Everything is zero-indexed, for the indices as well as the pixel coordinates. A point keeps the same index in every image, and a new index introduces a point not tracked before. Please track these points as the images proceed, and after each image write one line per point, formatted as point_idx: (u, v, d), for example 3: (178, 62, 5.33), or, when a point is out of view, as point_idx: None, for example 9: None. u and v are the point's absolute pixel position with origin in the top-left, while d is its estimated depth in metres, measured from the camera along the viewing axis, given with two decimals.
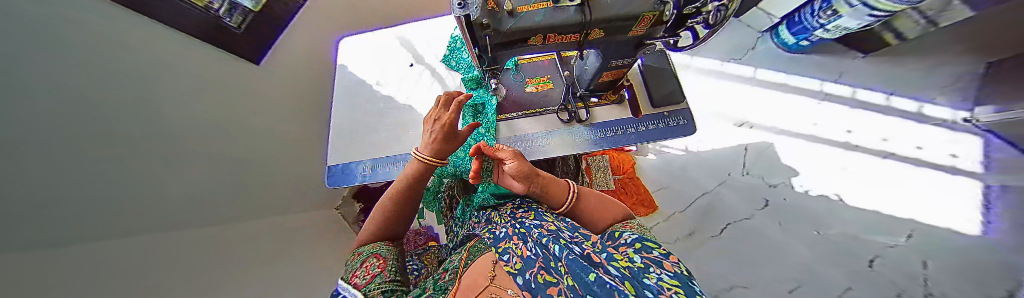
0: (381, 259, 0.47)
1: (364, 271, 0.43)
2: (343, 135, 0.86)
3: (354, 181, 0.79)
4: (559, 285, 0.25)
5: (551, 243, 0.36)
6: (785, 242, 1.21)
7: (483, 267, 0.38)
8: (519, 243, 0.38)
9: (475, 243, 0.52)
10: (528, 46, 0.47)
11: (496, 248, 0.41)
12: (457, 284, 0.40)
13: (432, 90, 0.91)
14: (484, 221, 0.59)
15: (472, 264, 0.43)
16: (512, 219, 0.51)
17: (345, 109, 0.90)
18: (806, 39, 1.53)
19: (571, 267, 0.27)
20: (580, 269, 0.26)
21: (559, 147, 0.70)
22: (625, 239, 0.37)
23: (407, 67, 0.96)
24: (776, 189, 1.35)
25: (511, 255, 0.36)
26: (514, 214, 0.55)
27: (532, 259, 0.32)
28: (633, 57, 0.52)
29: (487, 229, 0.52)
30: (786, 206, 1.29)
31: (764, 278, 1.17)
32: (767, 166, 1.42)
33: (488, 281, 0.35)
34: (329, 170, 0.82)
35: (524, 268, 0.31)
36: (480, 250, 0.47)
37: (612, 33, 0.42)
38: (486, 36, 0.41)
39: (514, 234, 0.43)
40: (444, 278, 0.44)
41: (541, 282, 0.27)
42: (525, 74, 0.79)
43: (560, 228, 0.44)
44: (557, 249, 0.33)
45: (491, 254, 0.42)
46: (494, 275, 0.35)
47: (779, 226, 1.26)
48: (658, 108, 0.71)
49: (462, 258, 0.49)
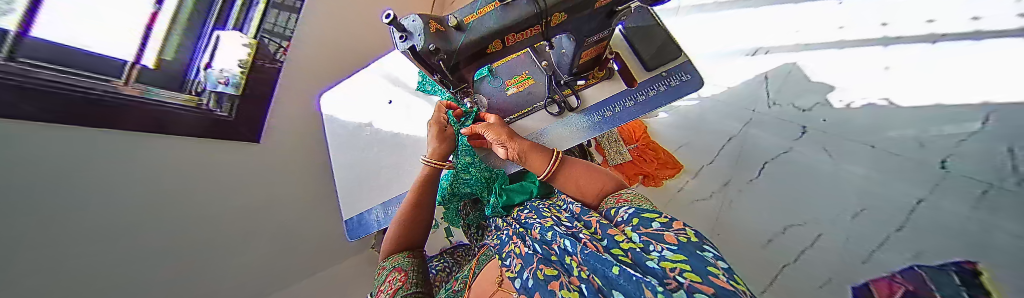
0: (403, 272, 0.55)
1: (389, 285, 0.52)
2: (349, 187, 0.88)
3: (371, 229, 0.82)
4: (562, 280, 0.25)
5: (550, 237, 0.35)
6: (834, 169, 1.09)
7: (489, 276, 0.40)
8: (519, 242, 0.38)
9: (485, 252, 0.52)
10: (490, 56, 0.50)
11: (500, 254, 0.41)
12: (468, 292, 0.44)
13: (418, 119, 0.89)
14: (493, 228, 0.58)
15: (481, 272, 0.45)
16: (515, 220, 0.50)
17: (344, 163, 0.92)
18: None
19: (585, 262, 0.27)
20: (593, 260, 0.26)
21: (558, 141, 0.67)
22: (620, 218, 0.34)
23: (387, 105, 0.95)
24: (810, 113, 1.20)
25: (512, 257, 0.36)
26: (517, 215, 0.52)
27: (530, 257, 0.33)
28: (611, 28, 0.47)
29: (494, 235, 0.51)
30: (828, 128, 1.14)
31: (814, 211, 1.11)
32: (795, 89, 1.26)
33: (495, 288, 0.37)
34: (347, 223, 0.87)
35: (523, 268, 0.31)
36: (487, 258, 0.48)
37: (574, 13, 0.40)
38: (440, 60, 0.47)
39: (514, 234, 0.42)
40: (455, 288, 0.50)
41: (539, 279, 0.27)
42: (502, 77, 0.76)
43: (564, 219, 0.42)
44: (560, 242, 0.33)
45: (496, 260, 0.43)
46: (501, 281, 0.37)
47: (827, 152, 1.13)
48: (652, 70, 0.65)
49: (473, 266, 0.50)
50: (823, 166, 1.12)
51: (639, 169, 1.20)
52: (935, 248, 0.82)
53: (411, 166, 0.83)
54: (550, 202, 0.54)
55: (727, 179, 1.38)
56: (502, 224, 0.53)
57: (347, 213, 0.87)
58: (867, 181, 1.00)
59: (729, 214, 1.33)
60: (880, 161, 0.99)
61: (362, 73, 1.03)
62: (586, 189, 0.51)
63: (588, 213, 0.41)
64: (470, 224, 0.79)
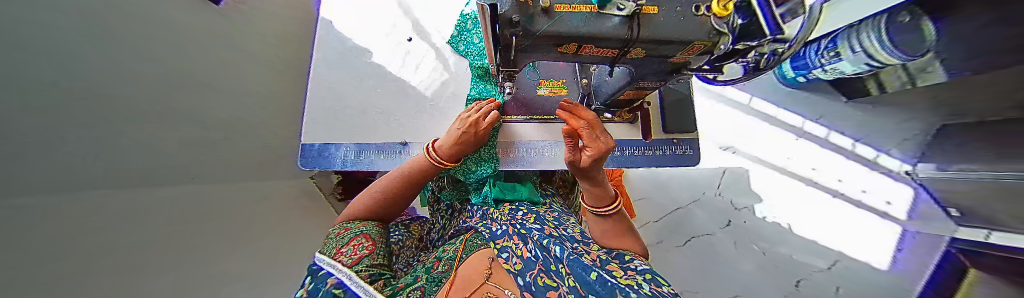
0: (371, 240, 0.39)
1: (352, 249, 0.35)
2: (324, 110, 0.76)
3: (334, 165, 0.72)
4: (558, 290, 0.25)
5: (552, 243, 0.34)
6: (737, 261, 1.36)
7: (474, 265, 0.38)
8: (519, 242, 0.37)
9: (472, 237, 0.49)
10: (556, 53, 0.38)
11: (494, 245, 0.40)
12: (453, 277, 0.37)
13: (433, 73, 0.82)
14: (479, 215, 0.53)
15: (465, 258, 0.41)
16: (513, 217, 0.46)
17: (325, 80, 0.78)
18: (805, 76, 1.48)
19: (572, 268, 0.27)
20: (582, 268, 0.26)
21: (563, 159, 0.68)
22: (631, 266, 0.32)
23: (405, 43, 0.85)
24: (740, 212, 1.48)
25: (510, 253, 0.36)
26: (513, 213, 0.48)
27: (532, 260, 0.32)
28: (665, 80, 0.46)
29: (483, 223, 0.49)
30: (746, 227, 1.43)
31: (712, 286, 1.33)
32: (740, 190, 1.53)
33: (484, 279, 0.34)
34: (302, 149, 0.72)
35: (524, 270, 0.31)
36: (476, 245, 0.45)
37: (653, 55, 0.36)
38: (513, 36, 0.32)
39: (514, 232, 0.40)
40: (438, 269, 0.41)
41: (540, 286, 0.27)
42: (540, 74, 0.73)
43: (563, 234, 0.39)
44: (557, 250, 0.32)
45: (488, 251, 0.41)
46: (490, 273, 0.35)
47: (735, 245, 1.40)
48: (669, 133, 0.70)
49: (456, 250, 0.46)
50: (728, 255, 1.39)
51: None
52: None
53: (405, 118, 0.76)
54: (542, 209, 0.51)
55: (661, 239, 1.49)
56: (492, 215, 0.50)
57: (308, 136, 0.73)
58: (757, 278, 1.31)
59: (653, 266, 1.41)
60: (765, 265, 1.33)
61: None
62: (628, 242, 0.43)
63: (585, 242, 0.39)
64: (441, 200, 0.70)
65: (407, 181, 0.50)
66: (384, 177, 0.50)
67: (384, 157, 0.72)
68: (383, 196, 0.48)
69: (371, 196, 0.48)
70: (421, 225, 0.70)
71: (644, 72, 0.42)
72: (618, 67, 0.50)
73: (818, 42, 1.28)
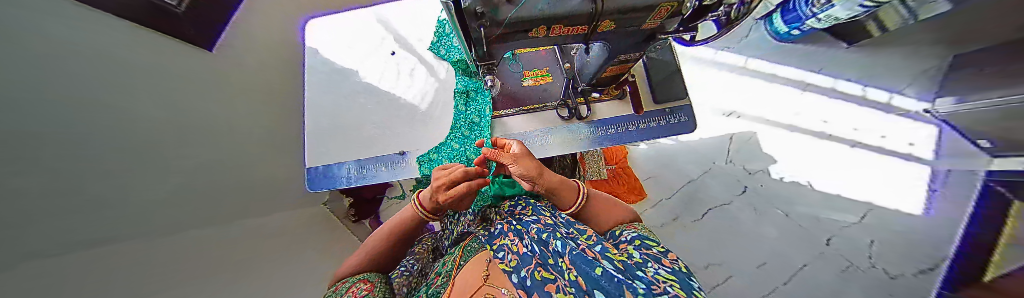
0: None
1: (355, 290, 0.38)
2: (321, 134, 0.78)
3: (340, 184, 0.74)
4: (557, 282, 0.25)
5: (551, 238, 0.34)
6: (759, 227, 1.35)
7: (474, 270, 0.38)
8: (515, 239, 0.37)
9: (471, 241, 0.49)
10: (529, 39, 0.39)
11: (491, 246, 0.40)
12: (450, 287, 0.38)
13: (420, 81, 0.84)
14: (476, 218, 0.54)
15: (466, 262, 0.42)
16: (510, 214, 0.47)
17: (320, 104, 0.81)
18: (798, 29, 1.46)
19: (576, 263, 0.26)
20: (584, 262, 0.25)
21: (557, 146, 0.68)
22: (624, 238, 0.34)
23: (389, 56, 0.87)
24: (754, 176, 1.45)
25: (506, 251, 0.36)
26: (511, 211, 0.49)
27: (528, 255, 0.32)
28: (642, 50, 0.46)
29: (483, 225, 0.49)
30: (763, 191, 1.41)
31: (734, 256, 1.32)
32: (749, 154, 1.50)
33: (482, 282, 0.35)
34: (308, 172, 0.75)
35: (520, 266, 0.31)
36: (475, 248, 0.45)
37: (622, 25, 0.36)
38: (482, 27, 0.34)
39: (510, 230, 0.41)
40: (437, 284, 0.42)
41: (537, 279, 0.27)
42: (524, 65, 0.74)
43: (558, 222, 0.41)
44: (557, 244, 0.31)
45: (486, 252, 0.41)
46: (488, 274, 0.36)
47: (754, 210, 1.39)
48: (659, 104, 0.70)
49: (456, 258, 0.46)
50: (748, 222, 1.36)
51: (610, 188, 1.26)
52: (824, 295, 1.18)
53: (401, 128, 0.78)
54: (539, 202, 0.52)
55: (677, 215, 1.45)
56: (490, 215, 0.51)
57: (312, 160, 0.76)
58: (781, 240, 1.30)
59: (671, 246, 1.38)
60: (787, 226, 1.32)
61: (367, 12, 0.93)
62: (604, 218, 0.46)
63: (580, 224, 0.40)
64: None
65: (400, 225, 0.53)
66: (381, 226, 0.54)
67: (385, 169, 0.74)
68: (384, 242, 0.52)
69: (374, 244, 0.52)
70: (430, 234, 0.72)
71: (616, 44, 0.42)
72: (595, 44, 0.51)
73: None
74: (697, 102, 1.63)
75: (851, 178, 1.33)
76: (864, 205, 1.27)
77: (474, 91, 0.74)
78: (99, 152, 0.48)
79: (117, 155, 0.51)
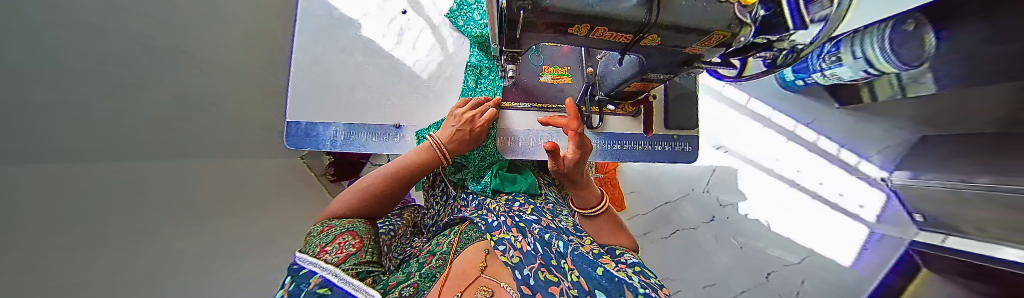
0: (357, 237, 0.37)
1: (336, 247, 0.33)
2: (310, 86, 0.71)
3: (323, 146, 0.69)
4: (562, 283, 0.25)
5: (554, 239, 0.33)
6: (715, 252, 1.47)
7: (471, 258, 0.38)
8: (518, 235, 0.37)
9: (467, 229, 0.48)
10: (566, 35, 0.37)
11: (490, 237, 0.39)
12: (448, 270, 0.38)
13: (428, 51, 0.77)
14: (473, 206, 0.52)
15: (459, 251, 0.42)
16: (510, 209, 0.46)
17: (311, 54, 0.73)
18: (803, 80, 1.49)
19: (577, 263, 0.26)
20: (587, 264, 0.25)
21: (561, 151, 0.69)
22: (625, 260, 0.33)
23: (398, 16, 0.79)
24: (724, 209, 1.55)
25: (507, 246, 0.36)
26: (512, 205, 0.48)
27: (532, 254, 0.32)
28: (674, 74, 0.46)
29: (479, 214, 0.47)
30: (728, 223, 1.53)
31: (688, 275, 1.43)
32: (726, 187, 1.59)
33: (478, 272, 0.35)
34: (288, 127, 0.69)
35: (522, 264, 0.31)
36: (472, 238, 0.44)
37: (669, 41, 0.34)
38: (522, 10, 0.30)
39: (512, 225, 0.40)
40: (431, 265, 0.41)
41: (541, 280, 0.27)
42: (546, 60, 0.71)
43: (560, 225, 0.40)
44: (560, 244, 0.31)
45: (484, 243, 0.41)
46: (485, 266, 0.36)
47: (715, 238, 1.50)
48: (669, 129, 0.71)
49: (450, 243, 0.45)
50: (708, 247, 1.49)
51: None
52: None
53: (398, 99, 0.73)
54: (542, 202, 0.53)
55: (647, 230, 1.53)
56: (488, 206, 0.49)
57: (293, 114, 0.69)
58: (732, 269, 1.43)
59: None
60: (741, 257, 1.45)
61: None
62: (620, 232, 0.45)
63: (580, 234, 0.39)
64: (437, 185, 0.69)
65: (401, 182, 0.48)
66: (379, 172, 0.47)
67: (376, 141, 0.69)
68: (372, 193, 0.45)
69: (356, 193, 0.44)
70: (412, 213, 0.70)
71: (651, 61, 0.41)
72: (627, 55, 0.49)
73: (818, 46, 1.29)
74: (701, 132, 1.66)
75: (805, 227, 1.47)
76: (805, 251, 1.42)
77: (487, 69, 0.71)
78: (94, 71, 0.43)
79: (111, 75, 0.47)
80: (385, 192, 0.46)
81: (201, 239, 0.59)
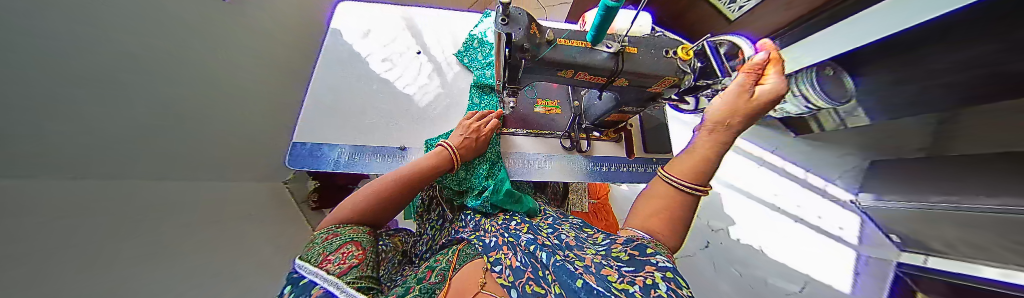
0: (360, 248, 0.37)
1: (339, 257, 0.33)
2: (320, 111, 0.75)
3: (325, 166, 0.69)
4: (548, 295, 0.26)
5: (539, 250, 0.37)
6: (716, 281, 1.46)
7: (471, 273, 0.37)
8: (510, 253, 0.38)
9: (463, 247, 0.48)
10: (557, 77, 0.48)
11: (486, 256, 0.40)
12: (447, 286, 0.36)
13: (436, 83, 0.87)
14: (470, 225, 0.53)
15: (459, 268, 0.41)
16: (503, 228, 0.48)
17: (326, 83, 0.80)
18: None
19: (559, 275, 0.30)
20: (568, 276, 0.28)
21: (556, 172, 0.73)
22: None
23: (411, 55, 0.90)
24: (718, 233, 1.65)
25: (503, 265, 0.35)
26: (505, 224, 0.50)
27: (520, 269, 0.33)
28: (643, 106, 0.58)
29: (476, 234, 0.49)
30: (722, 248, 1.59)
31: None
32: (715, 212, 1.72)
33: (478, 288, 0.32)
34: (293, 147, 0.70)
35: (521, 279, 0.30)
36: (469, 256, 0.44)
37: (631, 85, 0.48)
38: (524, 59, 0.41)
39: (504, 243, 0.42)
40: (430, 280, 0.39)
41: (529, 292, 0.27)
42: (538, 94, 0.80)
43: (555, 243, 0.42)
44: (543, 256, 0.35)
45: (482, 261, 0.40)
46: (485, 282, 0.33)
47: (714, 266, 1.54)
48: (648, 152, 0.79)
49: (450, 259, 0.45)
50: (707, 275, 1.50)
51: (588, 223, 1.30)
52: None
53: (405, 124, 0.78)
54: (536, 219, 0.54)
55: None
56: (485, 225, 0.51)
57: (300, 135, 0.72)
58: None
59: None
60: (741, 285, 1.41)
61: (400, 11, 0.97)
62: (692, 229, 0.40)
63: (578, 244, 0.40)
64: (435, 208, 0.70)
65: (407, 184, 0.51)
66: (388, 176, 0.51)
67: (382, 160, 0.72)
68: (380, 197, 0.47)
69: (361, 198, 0.46)
70: (401, 239, 0.67)
71: (627, 95, 0.53)
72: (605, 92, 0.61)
73: None
74: None
75: (800, 251, 1.44)
76: (803, 277, 1.35)
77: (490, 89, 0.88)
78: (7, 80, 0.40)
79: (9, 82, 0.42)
80: (395, 196, 0.49)
81: (141, 274, 0.52)
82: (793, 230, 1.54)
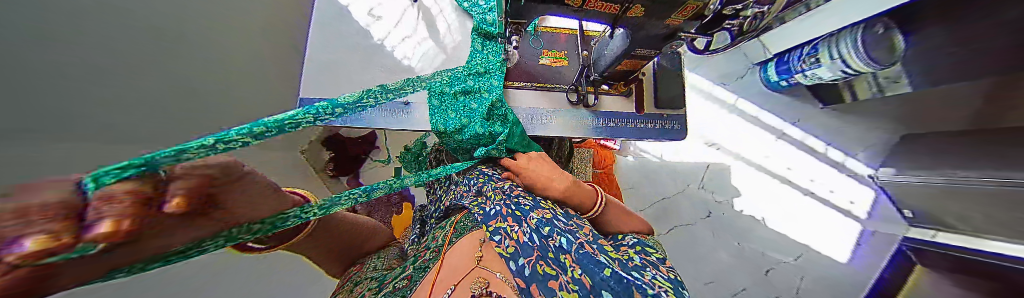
0: None
1: (374, 276, 0.51)
2: (321, 67, 0.75)
3: None
4: (558, 277, 0.34)
5: (554, 233, 0.38)
6: (714, 253, 1.49)
7: (469, 247, 0.44)
8: (514, 226, 0.41)
9: (464, 218, 0.52)
10: (565, 7, 0.47)
11: (488, 228, 0.43)
12: (440, 263, 0.45)
13: (436, 34, 0.83)
14: (471, 191, 0.55)
15: (459, 241, 0.47)
16: (508, 196, 0.47)
17: (324, 37, 0.78)
18: (787, 80, 1.54)
19: (580, 262, 0.34)
20: (590, 265, 0.33)
21: (559, 128, 0.72)
22: (626, 242, 0.45)
23: (408, 5, 0.85)
24: (719, 205, 1.59)
25: (504, 238, 0.41)
26: (509, 189, 0.50)
27: (529, 246, 0.38)
28: (658, 49, 0.55)
29: (478, 202, 0.50)
30: (723, 219, 1.56)
31: (691, 271, 1.45)
32: (720, 184, 1.63)
33: (475, 263, 0.41)
34: (301, 102, 0.71)
35: (520, 256, 0.38)
36: (468, 228, 0.49)
37: (651, 12, 0.45)
38: None
39: (509, 215, 0.43)
40: (426, 257, 0.48)
41: (540, 272, 0.35)
42: (544, 43, 0.79)
43: (556, 212, 0.45)
44: (560, 240, 0.37)
45: (480, 233, 0.47)
46: (482, 256, 0.42)
47: (713, 233, 1.53)
48: (659, 109, 0.77)
49: (446, 235, 0.51)
50: (709, 246, 1.51)
51: None
52: None
53: (406, 79, 0.77)
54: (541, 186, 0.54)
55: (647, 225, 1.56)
56: (487, 191, 0.51)
57: (306, 91, 0.72)
58: (728, 267, 1.46)
59: None
60: (740, 255, 1.48)
61: None
62: (625, 219, 0.52)
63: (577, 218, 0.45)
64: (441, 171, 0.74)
65: None
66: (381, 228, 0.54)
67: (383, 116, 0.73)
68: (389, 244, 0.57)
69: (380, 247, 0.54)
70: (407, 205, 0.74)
71: (644, 29, 0.49)
72: (617, 33, 0.58)
73: (800, 49, 1.38)
74: (695, 134, 1.71)
75: (803, 226, 1.49)
76: (802, 248, 1.45)
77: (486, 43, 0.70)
78: None
79: None
80: None
81: None
82: (801, 203, 1.54)
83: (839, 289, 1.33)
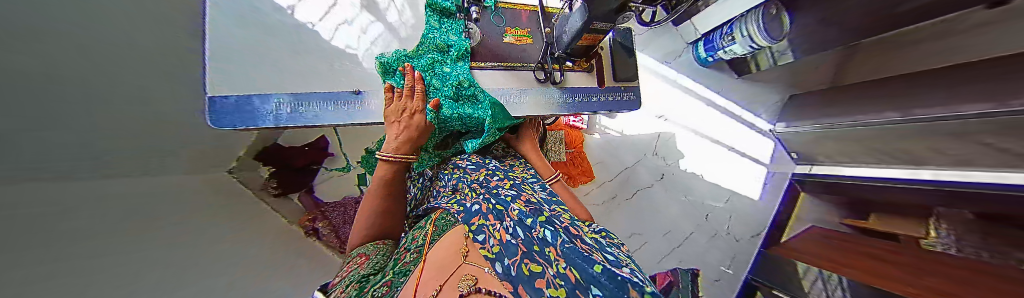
0: (367, 256, 0.45)
1: (346, 267, 0.42)
2: (235, 51, 0.63)
3: (264, 121, 0.63)
4: (544, 275, 0.21)
5: (537, 225, 0.31)
6: (668, 208, 1.75)
7: (447, 248, 0.33)
8: (497, 222, 0.34)
9: (442, 216, 0.48)
10: None
11: (468, 224, 0.36)
12: (424, 260, 0.34)
13: (377, 14, 0.79)
14: (449, 189, 0.53)
15: (439, 241, 0.38)
16: (486, 190, 0.45)
17: (235, 15, 0.65)
18: (712, 57, 1.81)
19: (568, 255, 0.22)
20: (580, 258, 0.21)
21: (531, 108, 0.74)
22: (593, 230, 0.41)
23: None
24: (669, 167, 1.85)
25: (487, 236, 0.32)
26: (487, 183, 0.48)
27: (512, 244, 0.28)
28: (613, 22, 0.59)
29: (456, 200, 0.47)
30: (673, 179, 1.82)
31: (652, 227, 1.71)
32: (669, 150, 1.88)
33: (459, 261, 0.28)
34: (210, 103, 0.60)
35: (504, 254, 0.27)
36: (448, 226, 0.43)
37: None
38: None
39: (489, 209, 0.38)
40: (406, 260, 0.40)
41: (523, 272, 0.22)
42: (506, 22, 0.77)
43: (538, 201, 0.42)
44: (545, 233, 0.29)
45: (461, 230, 0.38)
46: (466, 255, 0.30)
47: (667, 193, 1.79)
48: (618, 82, 0.84)
49: (428, 235, 0.43)
50: (665, 204, 1.76)
51: (566, 170, 1.40)
52: (697, 258, 1.68)
53: (350, 61, 0.73)
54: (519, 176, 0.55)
55: (615, 194, 1.74)
56: (465, 189, 0.48)
57: (215, 88, 0.60)
58: (679, 218, 1.74)
59: (608, 218, 1.67)
60: (687, 207, 1.77)
61: None
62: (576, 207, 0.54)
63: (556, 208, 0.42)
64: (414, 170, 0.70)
65: (385, 194, 0.53)
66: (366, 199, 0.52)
67: (329, 108, 0.68)
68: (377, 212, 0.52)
69: (372, 214, 0.52)
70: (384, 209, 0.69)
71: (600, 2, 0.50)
72: (575, 7, 0.59)
73: (721, 29, 1.62)
74: (648, 109, 1.92)
75: (728, 176, 1.84)
76: (727, 194, 1.81)
77: (447, 23, 0.67)
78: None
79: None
80: (383, 205, 0.53)
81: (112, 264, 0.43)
82: (725, 157, 1.88)
83: (752, 221, 1.77)
